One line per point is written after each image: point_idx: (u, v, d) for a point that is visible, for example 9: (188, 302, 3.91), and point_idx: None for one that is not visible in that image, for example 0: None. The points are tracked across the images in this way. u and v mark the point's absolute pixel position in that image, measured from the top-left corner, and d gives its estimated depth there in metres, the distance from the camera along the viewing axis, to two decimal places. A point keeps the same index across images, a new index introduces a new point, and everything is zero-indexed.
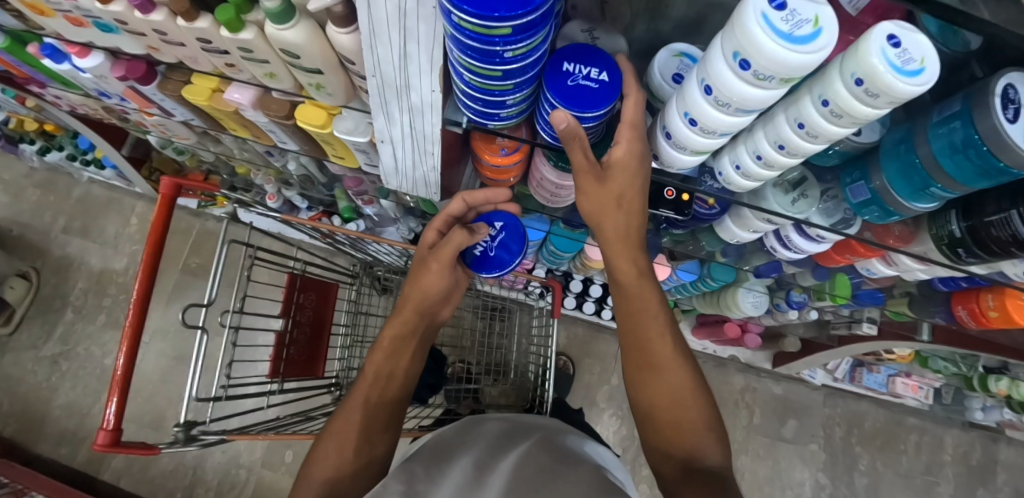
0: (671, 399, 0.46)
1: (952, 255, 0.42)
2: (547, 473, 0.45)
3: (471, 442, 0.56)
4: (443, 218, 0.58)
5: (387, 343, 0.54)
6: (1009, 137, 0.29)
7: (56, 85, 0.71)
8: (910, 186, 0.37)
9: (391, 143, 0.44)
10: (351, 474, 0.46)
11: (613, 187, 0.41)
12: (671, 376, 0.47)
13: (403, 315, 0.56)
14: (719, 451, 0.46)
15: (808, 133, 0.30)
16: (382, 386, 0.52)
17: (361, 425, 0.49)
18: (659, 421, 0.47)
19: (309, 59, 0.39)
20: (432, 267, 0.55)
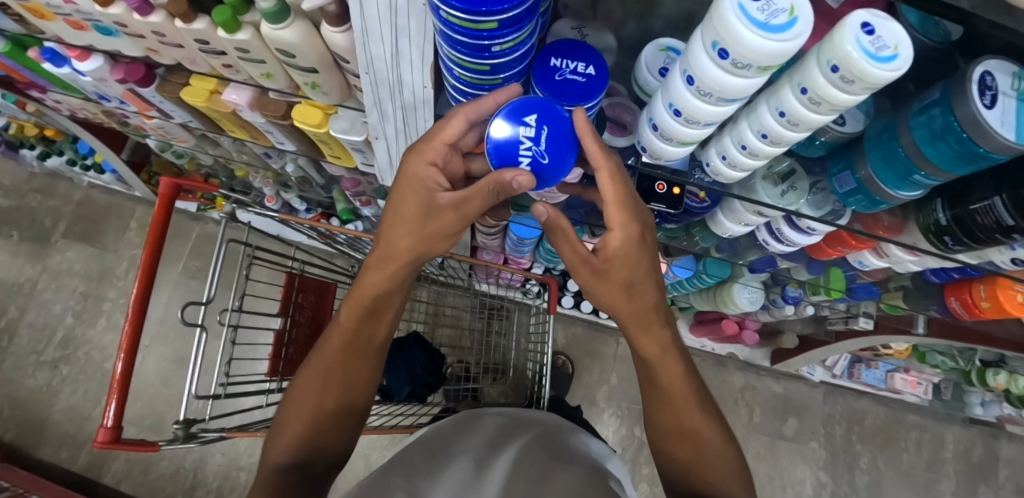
0: (688, 438, 0.46)
1: (939, 243, 0.43)
2: (544, 470, 0.46)
3: (469, 439, 0.56)
4: (436, 146, 0.35)
5: (366, 302, 0.45)
6: (987, 122, 0.29)
7: (56, 89, 0.72)
8: (894, 174, 0.37)
9: (385, 139, 0.45)
10: (324, 439, 0.44)
11: (617, 279, 0.41)
12: (690, 420, 0.46)
13: (385, 272, 0.43)
14: (740, 485, 0.44)
15: (789, 121, 0.31)
16: (357, 350, 0.46)
17: (337, 391, 0.45)
18: (679, 457, 0.47)
19: (304, 58, 0.40)
20: (445, 214, 0.38)
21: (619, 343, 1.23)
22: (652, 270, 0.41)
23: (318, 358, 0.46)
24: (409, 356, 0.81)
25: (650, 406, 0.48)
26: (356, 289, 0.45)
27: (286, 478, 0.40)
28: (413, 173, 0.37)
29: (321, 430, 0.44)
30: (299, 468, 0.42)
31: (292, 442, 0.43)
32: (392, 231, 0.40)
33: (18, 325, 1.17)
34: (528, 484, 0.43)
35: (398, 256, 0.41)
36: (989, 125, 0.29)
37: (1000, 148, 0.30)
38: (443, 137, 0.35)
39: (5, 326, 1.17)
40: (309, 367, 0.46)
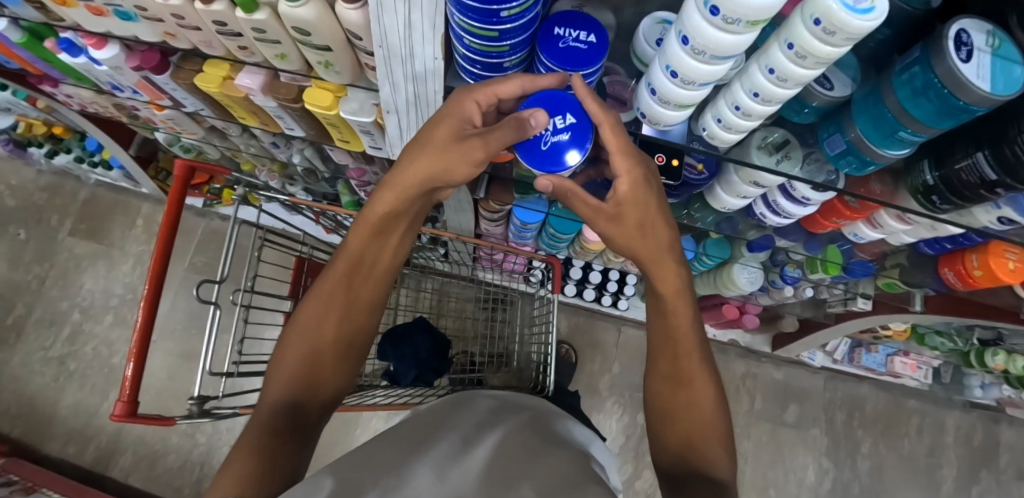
0: (689, 405, 0.46)
1: (927, 203, 0.46)
2: (533, 450, 0.43)
3: (458, 417, 0.53)
4: (488, 93, 0.38)
5: (373, 221, 0.47)
6: (963, 74, 0.31)
7: (70, 81, 0.74)
8: (880, 133, 0.39)
9: (397, 112, 0.46)
10: (324, 362, 0.45)
11: (631, 222, 0.43)
12: (694, 389, 0.46)
13: (397, 192, 0.46)
14: (725, 464, 0.44)
15: (778, 78, 0.33)
16: (361, 272, 0.48)
17: (340, 324, 0.47)
18: (673, 427, 0.46)
19: (319, 36, 0.42)
20: (473, 142, 0.40)
21: (621, 332, 1.24)
22: (666, 211, 0.44)
23: (321, 287, 0.48)
24: (414, 341, 0.82)
25: (654, 368, 0.49)
26: (366, 210, 0.48)
27: (281, 412, 0.40)
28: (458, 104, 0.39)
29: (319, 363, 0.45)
30: (296, 404, 0.42)
31: (290, 373, 0.44)
32: (411, 155, 0.43)
33: (25, 322, 1.18)
34: (524, 448, 0.43)
35: (397, 185, 0.45)
36: (965, 77, 0.31)
37: (978, 99, 0.32)
38: (499, 90, 0.38)
39: (13, 323, 1.18)
40: (313, 292, 0.48)
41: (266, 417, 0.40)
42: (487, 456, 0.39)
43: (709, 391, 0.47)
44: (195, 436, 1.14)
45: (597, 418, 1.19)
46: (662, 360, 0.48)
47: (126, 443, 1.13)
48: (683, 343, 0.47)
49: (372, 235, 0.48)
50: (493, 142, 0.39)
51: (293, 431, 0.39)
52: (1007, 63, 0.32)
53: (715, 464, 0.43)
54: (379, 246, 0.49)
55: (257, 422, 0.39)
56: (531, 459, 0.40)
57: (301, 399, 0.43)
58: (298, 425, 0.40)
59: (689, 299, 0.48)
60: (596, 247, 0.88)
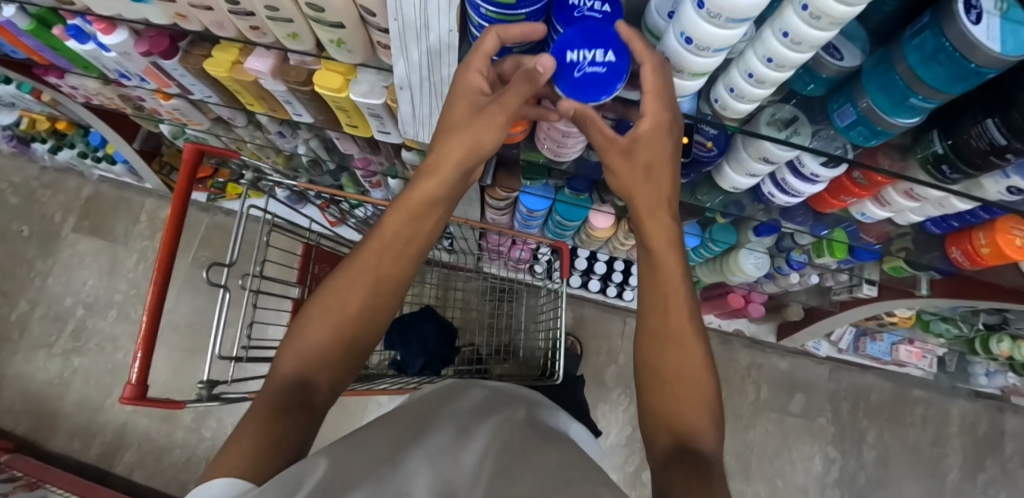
0: (679, 367, 0.43)
1: (937, 173, 0.46)
2: (526, 446, 0.42)
3: (456, 405, 0.53)
4: (480, 58, 0.38)
5: (415, 203, 0.47)
6: (973, 36, 0.31)
7: (77, 71, 0.75)
8: (891, 100, 0.40)
9: (410, 89, 0.46)
10: (341, 342, 0.45)
11: (640, 161, 0.44)
12: (685, 350, 0.43)
13: (439, 179, 0.46)
14: (714, 438, 0.40)
15: (791, 42, 0.33)
16: (394, 253, 0.47)
17: (364, 305, 0.46)
18: (662, 390, 0.42)
19: (333, 12, 0.41)
20: (494, 115, 0.42)
21: (626, 323, 1.24)
22: (676, 158, 0.44)
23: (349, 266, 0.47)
24: (421, 329, 0.82)
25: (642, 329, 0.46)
26: (408, 190, 0.47)
27: (288, 393, 0.40)
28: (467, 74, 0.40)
29: (338, 346, 0.44)
30: (304, 384, 0.41)
31: (302, 352, 0.43)
32: (446, 140, 0.45)
33: (29, 318, 1.18)
34: (521, 445, 0.42)
35: (438, 170, 0.46)
36: (976, 38, 0.31)
37: (990, 61, 0.32)
38: (484, 51, 0.37)
39: (16, 319, 1.18)
40: (343, 267, 0.47)
41: (274, 399, 0.39)
42: (481, 450, 0.38)
43: (700, 357, 0.43)
44: (200, 431, 1.13)
45: (603, 409, 1.20)
46: (653, 317, 0.45)
47: (130, 439, 1.12)
48: (673, 297, 0.45)
49: (409, 222, 0.47)
50: (510, 109, 0.41)
51: (300, 414, 0.39)
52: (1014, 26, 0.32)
53: (702, 438, 0.39)
54: (416, 229, 0.48)
55: (264, 403, 0.39)
56: (528, 456, 0.39)
57: (312, 379, 0.42)
58: (305, 408, 0.39)
59: (680, 253, 0.46)
60: (603, 234, 0.87)
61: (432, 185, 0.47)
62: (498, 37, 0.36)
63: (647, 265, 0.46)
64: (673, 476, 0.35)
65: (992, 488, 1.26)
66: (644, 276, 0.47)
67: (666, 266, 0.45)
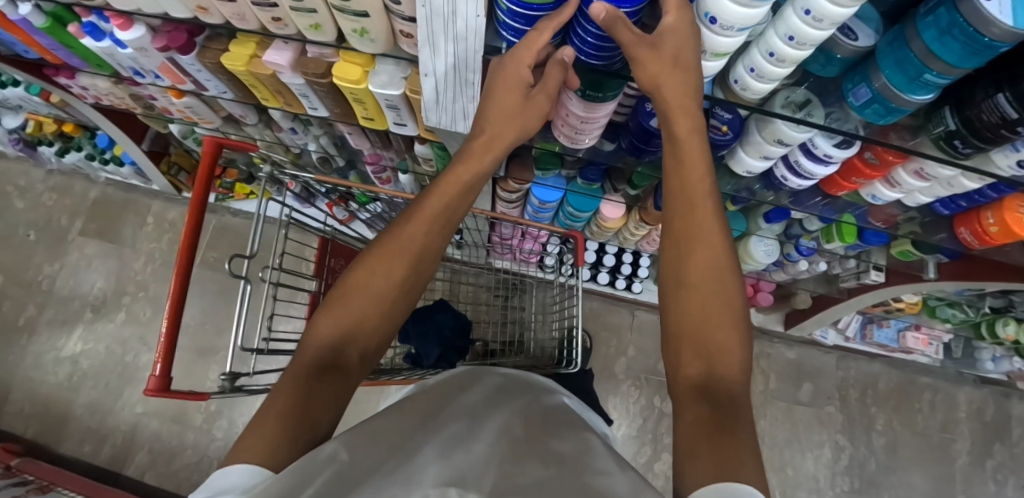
0: (707, 270, 0.40)
1: (949, 148, 0.47)
2: (539, 433, 0.43)
3: (468, 391, 0.54)
4: (532, 53, 0.41)
5: (462, 177, 0.49)
6: (987, 11, 0.32)
7: (90, 70, 0.75)
8: (906, 77, 0.41)
9: (435, 76, 0.46)
10: (374, 313, 0.46)
11: (668, 52, 0.38)
12: (709, 247, 0.40)
13: (486, 154, 0.50)
14: (740, 356, 0.37)
15: (813, 18, 0.34)
16: (437, 227, 0.49)
17: (402, 281, 0.47)
18: (689, 297, 0.39)
19: (359, 1, 0.42)
20: (539, 99, 0.48)
21: (635, 315, 1.25)
22: (694, 88, 0.41)
23: (389, 240, 0.48)
24: (437, 320, 0.83)
25: (670, 228, 0.42)
26: (456, 166, 0.50)
27: (319, 364, 0.41)
28: (510, 70, 0.43)
29: (373, 318, 0.46)
30: (336, 356, 0.43)
31: (336, 325, 0.44)
32: (491, 126, 0.50)
33: (37, 322, 1.18)
34: (534, 433, 0.43)
35: (494, 147, 0.50)
36: (989, 13, 0.32)
37: (1003, 35, 0.33)
38: (535, 47, 0.40)
39: (24, 323, 1.18)
40: (389, 234, 0.49)
41: (305, 368, 0.41)
42: (491, 440, 0.39)
43: (730, 263, 0.40)
44: (211, 431, 1.13)
45: (613, 401, 1.20)
46: (678, 217, 0.42)
47: (142, 440, 1.12)
48: (700, 193, 0.42)
49: (454, 196, 0.49)
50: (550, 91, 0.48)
51: (329, 385, 0.41)
52: None
53: (729, 361, 0.37)
54: (454, 205, 0.50)
55: (296, 372, 0.41)
56: (540, 443, 0.41)
57: (343, 351, 0.43)
58: (336, 379, 0.41)
59: (704, 139, 0.43)
60: (614, 225, 0.88)
61: (479, 160, 0.50)
62: (553, 28, 0.38)
63: (672, 164, 0.43)
64: (690, 423, 0.34)
65: (1000, 473, 1.27)
66: (667, 177, 0.43)
67: (689, 154, 0.42)
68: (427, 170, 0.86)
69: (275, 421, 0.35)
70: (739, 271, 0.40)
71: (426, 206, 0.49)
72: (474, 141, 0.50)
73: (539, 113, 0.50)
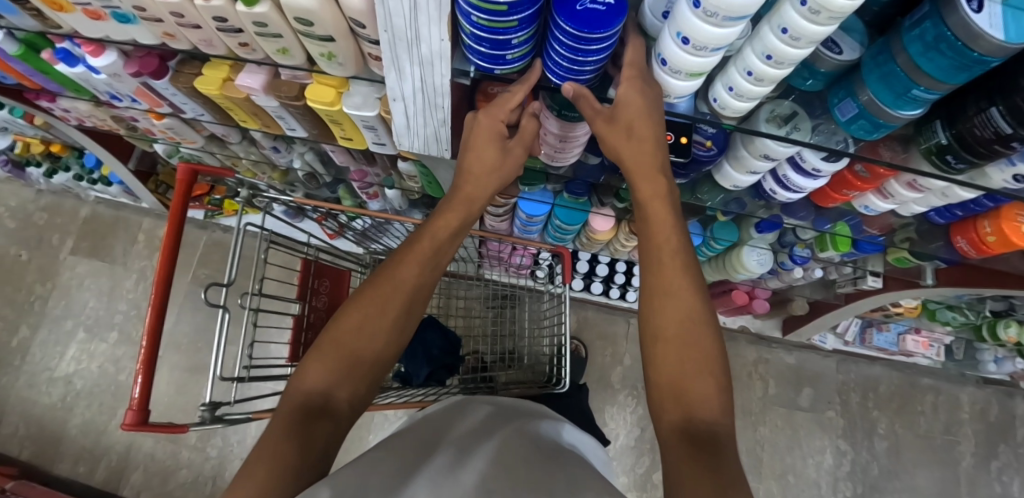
0: (681, 323, 0.41)
1: (941, 163, 0.46)
2: (530, 460, 0.43)
3: (457, 423, 0.53)
4: (506, 110, 0.46)
5: (449, 225, 0.52)
6: (977, 27, 0.31)
7: (67, 93, 0.74)
8: (893, 93, 0.39)
9: (403, 101, 0.45)
10: (366, 352, 0.45)
11: (622, 122, 0.42)
12: (681, 301, 0.41)
13: (461, 210, 0.53)
14: (719, 403, 0.37)
15: (791, 37, 0.32)
16: (429, 266, 0.51)
17: (395, 320, 0.47)
18: (665, 348, 0.40)
19: (322, 26, 0.41)
20: (515, 150, 0.51)
21: (630, 324, 1.24)
22: (657, 131, 0.42)
23: (379, 279, 0.49)
24: (425, 339, 0.82)
25: (643, 282, 0.44)
26: (442, 216, 0.53)
27: (307, 410, 0.40)
28: (485, 125, 0.47)
29: (364, 358, 0.45)
30: (325, 400, 0.41)
31: (325, 367, 0.43)
32: (464, 183, 0.54)
33: (30, 343, 1.18)
34: (527, 460, 0.43)
35: (475, 199, 0.54)
36: (979, 27, 0.31)
37: (993, 49, 0.31)
38: (510, 104, 0.45)
39: (17, 346, 1.17)
40: (379, 275, 0.49)
41: (292, 415, 0.39)
42: (482, 470, 0.39)
43: (702, 307, 0.41)
44: (205, 450, 1.13)
45: (611, 411, 1.19)
46: (650, 273, 0.44)
47: (136, 460, 1.11)
48: (669, 248, 0.44)
49: (445, 240, 0.52)
50: (525, 141, 0.51)
51: (320, 429, 0.39)
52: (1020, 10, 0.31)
53: (707, 406, 0.37)
54: (438, 245, 0.51)
55: (283, 419, 0.39)
56: (527, 471, 0.40)
57: (333, 394, 0.42)
58: (327, 424, 0.40)
59: (671, 194, 0.46)
60: (604, 237, 0.86)
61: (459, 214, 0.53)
62: (525, 88, 0.43)
63: (641, 226, 0.46)
64: (676, 467, 0.33)
65: (1005, 474, 1.25)
66: (638, 237, 0.46)
67: (655, 214, 0.45)
68: (413, 186, 0.85)
69: (263, 472, 0.34)
70: (712, 318, 0.41)
71: (418, 247, 0.50)
72: (457, 195, 0.53)
73: (516, 162, 0.53)
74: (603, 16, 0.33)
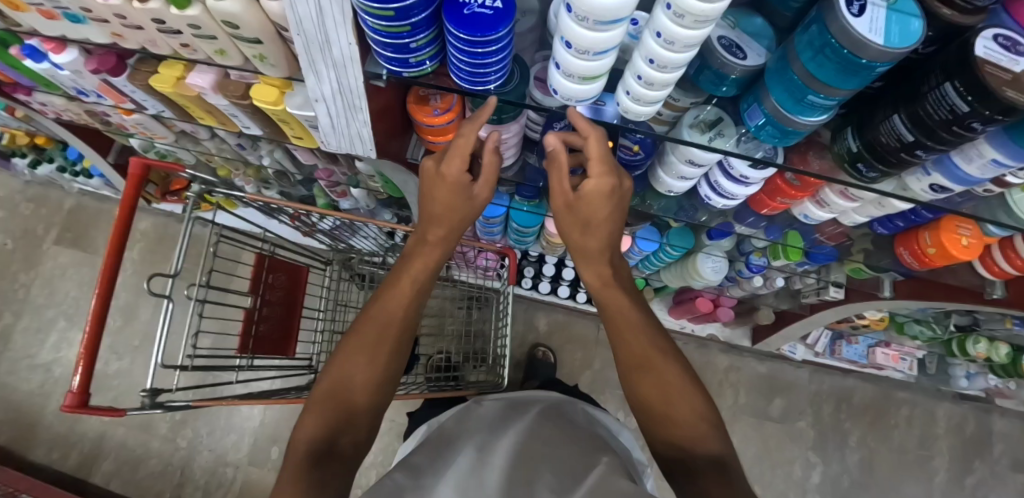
0: (655, 380, 0.52)
1: (855, 172, 0.47)
2: (540, 450, 0.48)
3: (478, 422, 0.59)
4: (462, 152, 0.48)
5: (428, 269, 0.56)
6: (856, 32, 0.31)
7: (41, 89, 0.77)
8: (792, 99, 0.40)
9: (324, 102, 0.47)
10: (353, 395, 0.50)
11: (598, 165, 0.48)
12: (649, 364, 0.53)
13: (438, 246, 0.56)
14: (702, 434, 0.49)
15: (665, 41, 0.32)
16: (411, 308, 0.55)
17: (385, 362, 0.52)
18: (651, 403, 0.51)
19: (247, 29, 0.43)
20: (478, 191, 0.54)
21: (600, 328, 1.25)
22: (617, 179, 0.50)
23: (364, 328, 0.53)
24: None
25: (618, 336, 0.56)
26: (415, 263, 0.56)
27: (315, 456, 0.44)
28: (452, 171, 0.50)
29: (362, 399, 0.50)
30: (330, 444, 0.46)
31: (322, 417, 0.48)
32: (431, 222, 0.56)
33: (12, 330, 1.21)
34: (539, 443, 0.49)
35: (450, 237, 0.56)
36: (859, 33, 0.31)
37: (879, 55, 0.32)
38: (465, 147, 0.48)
39: None
40: (365, 322, 0.54)
41: (302, 460, 0.44)
42: (501, 465, 0.44)
43: (660, 348, 0.54)
44: (176, 440, 1.15)
45: None
46: (622, 341, 0.55)
47: (108, 448, 1.14)
48: (623, 310, 0.56)
49: (422, 283, 0.56)
50: (490, 181, 0.54)
51: (332, 469, 0.44)
52: (903, 17, 0.32)
53: (700, 442, 0.48)
54: (418, 291, 0.56)
55: (293, 465, 0.43)
56: (534, 462, 0.45)
57: (336, 439, 0.47)
58: (335, 468, 0.44)
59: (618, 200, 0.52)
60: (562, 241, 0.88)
61: (434, 252, 0.56)
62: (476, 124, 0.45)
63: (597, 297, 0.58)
64: (696, 486, 0.44)
65: (981, 491, 1.23)
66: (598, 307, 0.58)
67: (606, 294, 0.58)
68: (376, 185, 0.86)
69: None
70: (676, 365, 0.53)
71: (397, 292, 0.55)
72: (428, 236, 0.56)
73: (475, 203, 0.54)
74: (489, 21, 0.34)
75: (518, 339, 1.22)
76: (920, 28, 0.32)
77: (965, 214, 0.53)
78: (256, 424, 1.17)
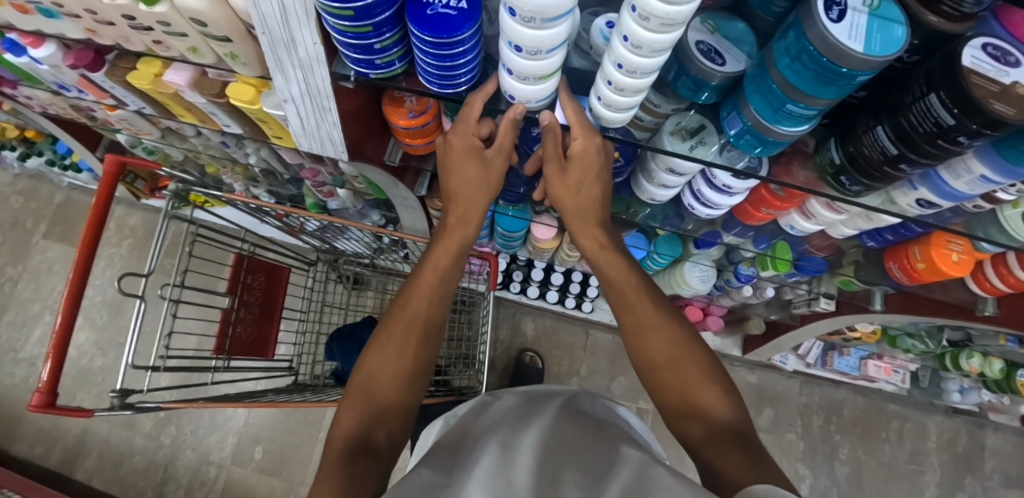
0: (669, 352, 0.48)
1: (838, 184, 0.46)
2: (582, 433, 0.42)
3: (502, 402, 0.54)
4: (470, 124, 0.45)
5: (454, 252, 0.54)
6: (833, 38, 0.30)
7: (24, 84, 0.76)
8: (770, 108, 0.38)
9: (293, 102, 0.46)
10: (386, 393, 0.47)
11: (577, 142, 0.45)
12: (659, 333, 0.49)
13: (462, 229, 0.55)
14: (727, 406, 0.44)
15: (633, 45, 0.31)
16: (440, 294, 0.53)
17: (415, 355, 0.49)
18: (665, 379, 0.48)
19: (216, 27, 0.42)
20: (495, 161, 0.50)
21: (589, 335, 1.24)
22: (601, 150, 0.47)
23: (393, 318, 0.51)
24: None
25: (626, 318, 0.52)
26: (438, 249, 0.54)
27: (351, 453, 0.41)
28: (457, 143, 0.47)
29: (394, 396, 0.47)
30: (366, 440, 0.43)
31: (358, 413, 0.45)
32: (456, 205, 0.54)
33: None
34: (578, 426, 0.44)
35: (471, 219, 0.55)
36: (838, 39, 0.30)
37: (858, 65, 0.30)
38: (472, 115, 0.44)
39: None
40: (393, 312, 0.51)
41: (338, 458, 0.41)
42: (536, 437, 0.39)
43: (686, 330, 0.50)
44: (159, 438, 1.15)
45: None
46: (625, 313, 0.52)
47: (91, 445, 1.13)
48: (632, 290, 0.52)
49: (448, 268, 0.53)
50: (506, 147, 0.48)
51: (369, 467, 0.40)
52: (885, 22, 0.31)
53: (715, 406, 0.45)
54: (444, 275, 0.53)
55: (328, 465, 0.40)
56: (577, 444, 0.39)
57: (371, 434, 0.44)
58: (370, 465, 0.41)
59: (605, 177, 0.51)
60: (548, 246, 0.87)
61: (460, 233, 0.55)
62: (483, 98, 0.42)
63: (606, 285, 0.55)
64: (721, 460, 0.40)
65: None
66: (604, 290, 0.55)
67: (610, 268, 0.54)
68: (360, 185, 0.85)
69: None
70: (696, 341, 0.49)
71: (422, 279, 0.52)
72: (448, 219, 0.55)
73: (501, 171, 0.51)
74: (453, 22, 0.32)
75: (506, 344, 1.22)
76: (905, 35, 0.30)
77: (956, 230, 0.52)
78: (239, 424, 1.16)
